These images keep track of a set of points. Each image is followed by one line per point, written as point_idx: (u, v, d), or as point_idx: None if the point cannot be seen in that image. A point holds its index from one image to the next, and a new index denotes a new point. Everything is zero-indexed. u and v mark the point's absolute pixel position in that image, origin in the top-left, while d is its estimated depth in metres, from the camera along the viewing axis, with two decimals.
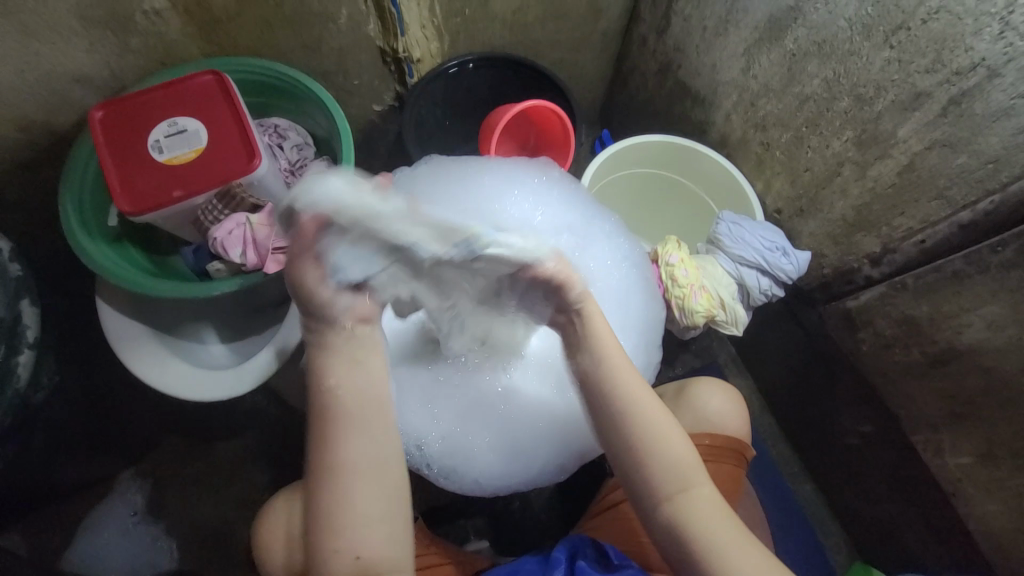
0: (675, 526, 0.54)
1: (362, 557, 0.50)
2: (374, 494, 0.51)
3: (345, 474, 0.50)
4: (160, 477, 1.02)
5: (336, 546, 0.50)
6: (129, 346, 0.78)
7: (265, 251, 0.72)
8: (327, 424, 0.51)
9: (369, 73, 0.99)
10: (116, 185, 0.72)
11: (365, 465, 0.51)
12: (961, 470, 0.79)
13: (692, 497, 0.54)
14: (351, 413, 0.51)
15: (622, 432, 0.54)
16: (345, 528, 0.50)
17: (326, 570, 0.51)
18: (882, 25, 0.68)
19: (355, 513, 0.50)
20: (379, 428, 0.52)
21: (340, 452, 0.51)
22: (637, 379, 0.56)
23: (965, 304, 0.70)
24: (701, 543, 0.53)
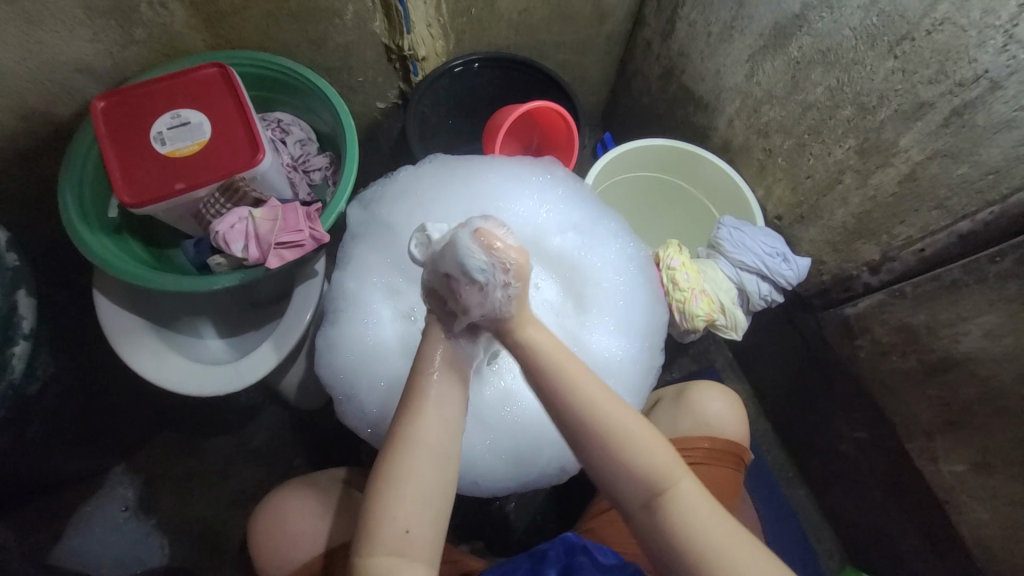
0: (658, 528, 0.52)
1: (410, 533, 0.49)
2: (440, 474, 0.50)
3: (415, 445, 0.50)
4: (153, 472, 1.01)
5: (393, 514, 0.48)
6: (126, 339, 0.77)
7: (266, 246, 0.72)
8: (411, 397, 0.52)
9: (373, 70, 0.98)
10: (117, 176, 0.71)
11: (435, 443, 0.51)
12: (955, 477, 0.80)
13: (673, 500, 0.51)
14: (436, 391, 0.52)
15: (587, 444, 0.51)
16: (404, 496, 0.49)
17: (374, 539, 0.48)
18: (886, 35, 0.69)
19: (419, 484, 0.49)
20: (456, 413, 0.53)
21: (419, 421, 0.51)
22: (598, 380, 0.52)
23: (963, 313, 0.71)
24: (690, 544, 0.51)
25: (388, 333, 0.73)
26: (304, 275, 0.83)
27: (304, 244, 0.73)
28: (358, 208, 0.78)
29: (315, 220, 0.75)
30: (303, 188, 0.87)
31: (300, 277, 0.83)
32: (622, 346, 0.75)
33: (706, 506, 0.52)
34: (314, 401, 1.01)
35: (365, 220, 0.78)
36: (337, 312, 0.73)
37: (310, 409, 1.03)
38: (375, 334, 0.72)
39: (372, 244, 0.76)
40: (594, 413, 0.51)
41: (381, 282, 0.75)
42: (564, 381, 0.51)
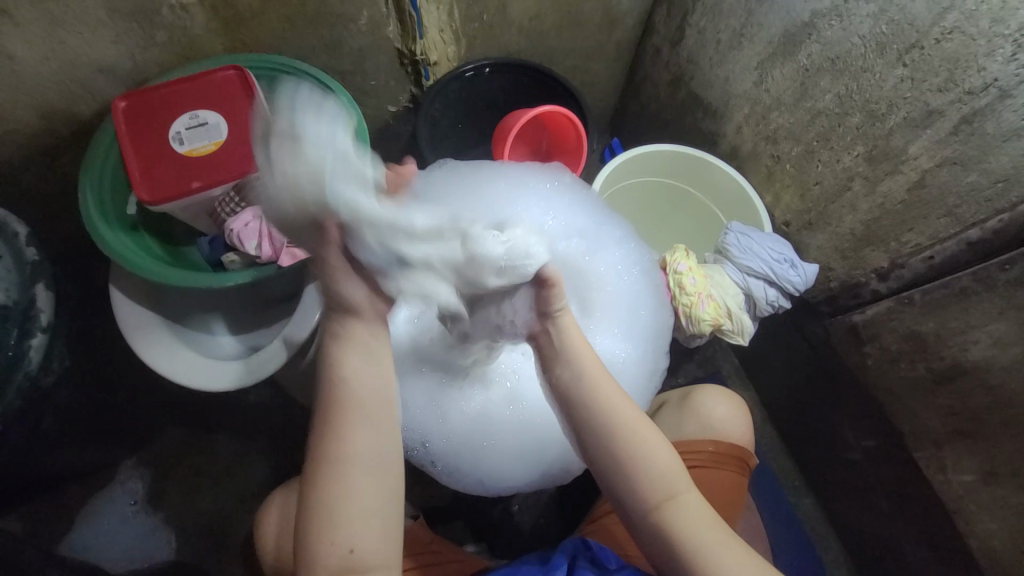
0: (661, 530, 0.53)
1: (355, 551, 0.50)
2: (373, 487, 0.51)
3: (343, 467, 0.50)
4: (162, 466, 1.02)
5: (331, 538, 0.50)
6: (140, 334, 0.79)
7: (279, 244, 0.73)
8: (329, 413, 0.52)
9: (386, 74, 1.00)
10: (136, 174, 0.73)
11: (366, 458, 0.51)
12: (964, 488, 0.79)
13: (672, 502, 0.53)
14: (360, 401, 0.52)
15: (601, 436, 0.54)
16: (341, 518, 0.50)
17: (318, 561, 0.50)
18: (895, 43, 0.69)
19: (352, 505, 0.50)
20: (382, 420, 0.52)
21: (337, 441, 0.51)
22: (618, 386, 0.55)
23: (971, 321, 0.71)
24: (690, 547, 0.53)
25: None
26: (315, 274, 0.84)
27: None
28: None
29: None
30: None
31: (310, 276, 0.84)
32: (626, 349, 0.76)
33: (702, 512, 0.54)
34: (322, 399, 1.02)
35: None
36: None
37: (318, 407, 1.04)
38: None
39: None
40: (611, 409, 0.53)
41: None
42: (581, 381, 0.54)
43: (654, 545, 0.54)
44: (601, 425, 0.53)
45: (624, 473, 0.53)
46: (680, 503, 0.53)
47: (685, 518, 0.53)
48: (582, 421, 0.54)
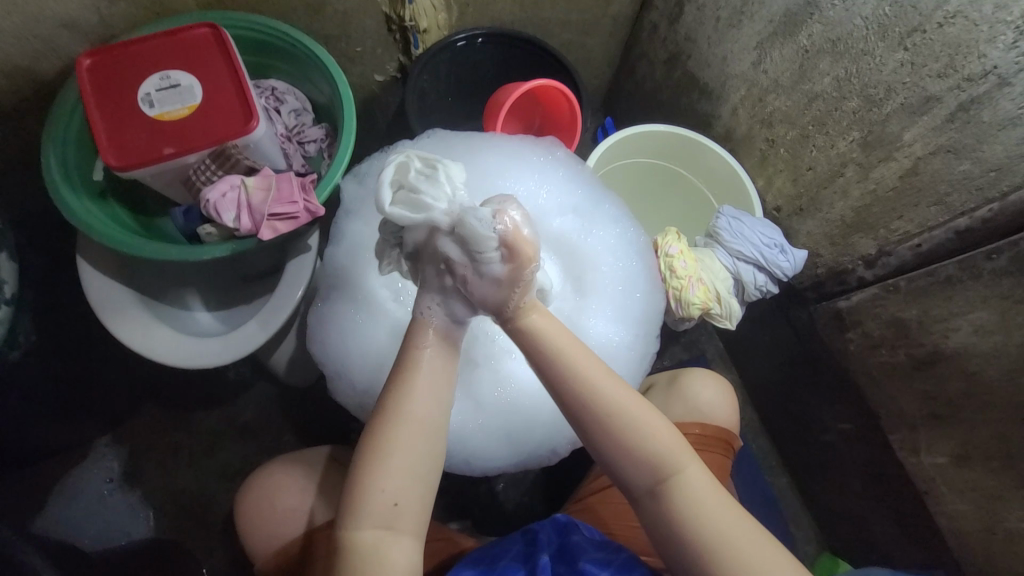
0: (668, 518, 0.53)
1: (398, 504, 0.49)
2: (428, 450, 0.50)
3: (401, 418, 0.50)
4: (138, 445, 1.00)
5: (378, 487, 0.49)
6: (111, 307, 0.75)
7: (259, 217, 0.69)
8: (404, 366, 0.53)
9: (372, 41, 0.95)
10: (103, 138, 0.68)
11: (425, 417, 0.51)
12: (936, 469, 0.82)
13: (678, 484, 0.53)
14: (427, 364, 0.53)
15: (597, 429, 0.53)
16: (390, 470, 0.49)
17: (359, 511, 0.49)
18: (898, 26, 0.68)
19: (407, 458, 0.49)
20: (444, 387, 0.53)
21: (405, 399, 0.51)
22: (606, 373, 0.53)
23: (954, 309, 0.72)
24: (700, 540, 0.52)
25: (380, 314, 0.72)
26: (298, 250, 0.81)
27: (298, 216, 0.70)
28: (353, 182, 0.77)
29: (310, 192, 0.72)
30: (298, 159, 0.85)
31: (293, 251, 0.81)
32: (617, 333, 0.75)
33: (710, 489, 0.53)
34: (304, 377, 1.00)
35: (361, 195, 0.77)
36: (330, 288, 0.74)
37: (300, 385, 1.02)
38: (366, 313, 0.72)
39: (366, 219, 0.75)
40: (604, 398, 0.52)
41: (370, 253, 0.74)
42: (566, 372, 0.53)
43: (663, 532, 0.54)
44: (595, 414, 0.53)
45: (628, 460, 0.53)
46: (685, 479, 0.53)
47: (694, 499, 0.53)
48: (575, 416, 0.54)
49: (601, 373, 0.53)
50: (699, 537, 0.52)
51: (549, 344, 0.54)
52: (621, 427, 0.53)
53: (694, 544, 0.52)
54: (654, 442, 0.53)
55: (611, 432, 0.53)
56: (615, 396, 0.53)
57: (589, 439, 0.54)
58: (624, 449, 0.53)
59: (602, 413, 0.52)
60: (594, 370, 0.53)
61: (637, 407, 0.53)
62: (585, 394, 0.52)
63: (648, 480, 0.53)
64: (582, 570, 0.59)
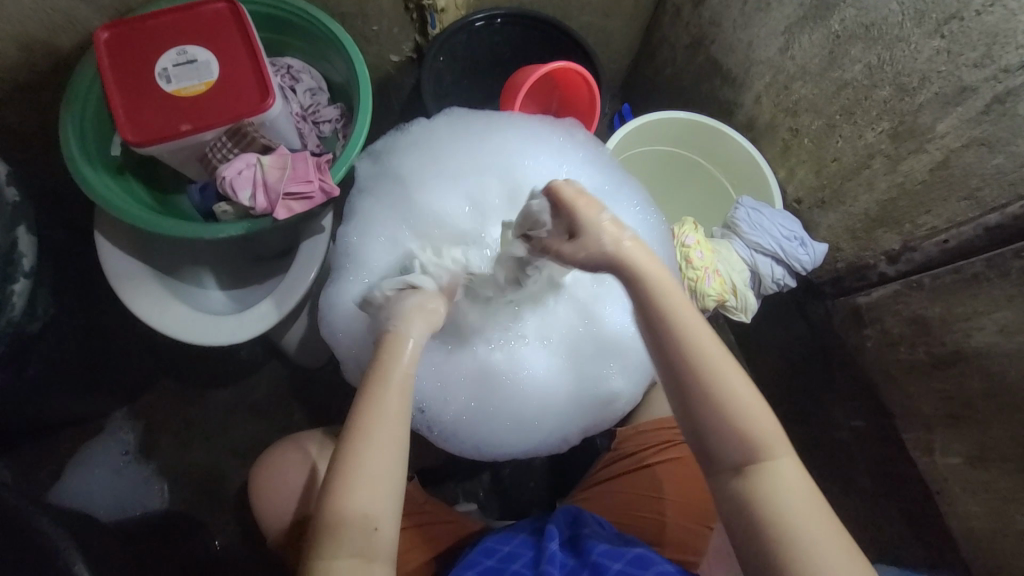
0: (746, 497, 0.51)
1: (378, 527, 0.49)
2: (396, 469, 0.50)
3: (368, 443, 0.50)
4: (154, 418, 1.02)
5: (358, 508, 0.48)
6: (127, 282, 0.76)
7: (275, 196, 0.69)
8: (373, 385, 0.53)
9: (389, 20, 0.94)
10: (120, 113, 0.68)
11: (392, 435, 0.51)
12: (949, 469, 0.81)
13: (770, 464, 0.52)
14: (400, 379, 0.53)
15: (697, 392, 0.53)
16: (365, 494, 0.48)
17: (337, 537, 0.48)
18: (935, 12, 0.65)
19: (384, 475, 0.50)
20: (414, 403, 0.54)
21: (379, 414, 0.51)
22: (714, 342, 0.54)
23: (979, 307, 0.70)
24: (773, 526, 0.49)
25: None
26: (311, 231, 0.81)
27: (313, 196, 0.70)
28: (369, 160, 0.78)
29: (325, 171, 0.72)
30: (312, 139, 0.85)
31: (307, 232, 0.81)
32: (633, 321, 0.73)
33: (797, 478, 0.52)
34: (316, 357, 1.01)
35: (376, 173, 0.77)
36: (342, 267, 0.73)
37: (311, 365, 1.03)
38: None
39: (381, 198, 0.75)
40: (709, 361, 0.53)
41: (383, 229, 0.74)
42: (675, 331, 0.54)
43: (739, 514, 0.51)
44: (699, 376, 0.53)
45: (720, 430, 0.52)
46: (775, 462, 0.51)
47: (780, 483, 0.51)
48: (678, 376, 0.54)
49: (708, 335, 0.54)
50: (780, 521, 0.49)
51: (666, 302, 0.55)
52: (721, 394, 0.52)
53: (771, 527, 0.49)
54: (750, 419, 0.52)
55: (716, 396, 0.52)
56: (719, 364, 0.53)
57: (689, 405, 0.53)
58: (718, 419, 0.52)
59: (707, 374, 0.52)
60: (701, 332, 0.54)
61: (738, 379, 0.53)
62: (694, 351, 0.53)
63: (736, 454, 0.52)
64: (594, 563, 0.60)
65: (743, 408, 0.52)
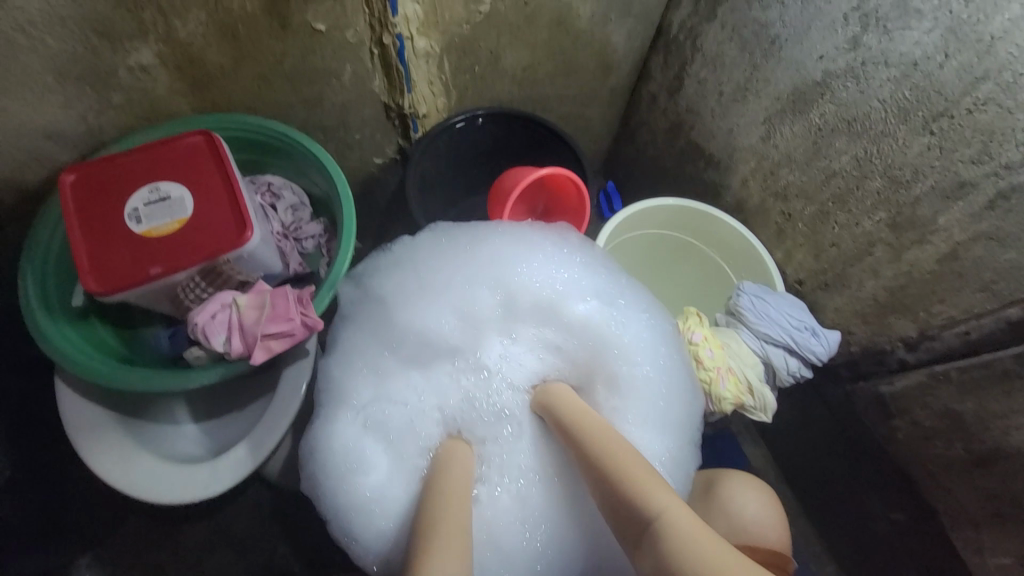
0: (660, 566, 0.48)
1: None
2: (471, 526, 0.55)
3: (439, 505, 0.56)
4: (118, 568, 0.90)
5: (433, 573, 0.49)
6: (87, 438, 0.68)
7: (252, 338, 0.63)
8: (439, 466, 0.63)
9: (371, 127, 0.93)
10: (84, 261, 0.63)
11: (457, 513, 0.56)
12: (1003, 571, 0.75)
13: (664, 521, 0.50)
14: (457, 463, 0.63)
15: (597, 479, 0.57)
16: (448, 544, 0.51)
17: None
18: (920, 110, 0.64)
19: (460, 545, 0.52)
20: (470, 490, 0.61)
21: (446, 495, 0.58)
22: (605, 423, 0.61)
23: (1015, 406, 0.65)
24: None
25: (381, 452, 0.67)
26: (294, 355, 0.73)
27: (294, 333, 0.64)
28: (351, 286, 0.74)
29: (307, 304, 0.66)
30: (295, 257, 0.81)
31: (289, 357, 0.74)
32: (662, 442, 0.70)
33: (704, 531, 0.48)
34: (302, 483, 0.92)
35: (359, 299, 0.73)
36: (324, 410, 0.68)
37: (298, 489, 0.94)
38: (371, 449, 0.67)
39: (366, 329, 0.72)
40: (599, 444, 0.58)
41: (368, 367, 0.70)
42: (578, 427, 0.61)
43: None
44: (593, 463, 0.57)
45: (623, 504, 0.53)
46: (675, 520, 0.49)
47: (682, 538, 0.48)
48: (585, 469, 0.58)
49: (593, 426, 0.61)
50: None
51: (564, 414, 0.64)
52: (611, 472, 0.55)
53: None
54: (648, 481, 0.53)
55: (605, 473, 0.56)
56: (612, 440, 0.58)
57: (597, 490, 0.56)
58: (613, 497, 0.54)
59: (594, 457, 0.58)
60: (592, 420, 0.62)
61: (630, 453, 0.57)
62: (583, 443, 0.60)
63: (638, 525, 0.51)
64: None
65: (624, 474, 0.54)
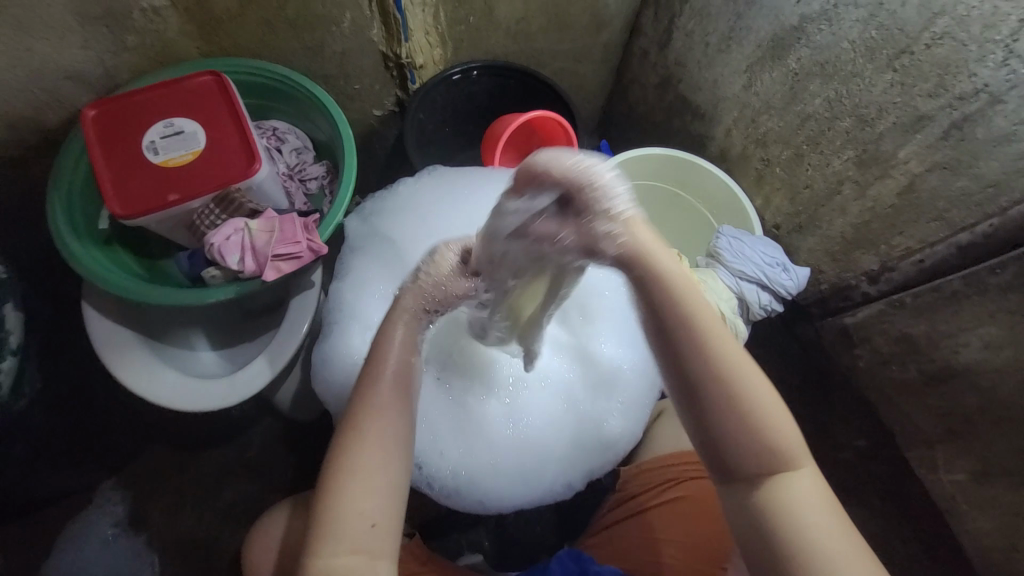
0: (765, 514, 0.51)
1: (376, 525, 0.48)
2: (401, 468, 0.51)
3: (369, 433, 0.50)
4: (142, 487, 0.99)
5: (356, 508, 0.48)
6: (116, 353, 0.76)
7: (263, 258, 0.70)
8: (367, 383, 0.53)
9: (370, 78, 0.97)
10: (108, 187, 0.69)
11: (385, 431, 0.51)
12: (955, 486, 0.81)
13: (786, 477, 0.51)
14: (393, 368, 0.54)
15: (716, 399, 0.50)
16: (367, 481, 0.49)
17: (337, 531, 0.47)
18: (885, 49, 0.68)
19: (381, 475, 0.49)
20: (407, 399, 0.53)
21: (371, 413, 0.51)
22: (730, 340, 0.52)
23: (962, 324, 0.71)
24: (795, 539, 0.49)
25: None
26: (300, 286, 0.81)
27: (301, 255, 0.71)
28: (358, 220, 0.79)
29: (313, 231, 0.72)
30: (300, 198, 0.87)
31: (296, 289, 0.82)
32: (630, 355, 0.74)
33: (823, 501, 0.51)
34: (309, 413, 0.99)
35: (366, 231, 0.78)
36: (330, 323, 0.73)
37: (306, 419, 1.02)
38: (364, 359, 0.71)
39: (371, 255, 0.76)
40: (720, 365, 0.50)
41: (371, 287, 0.74)
42: (700, 332, 0.50)
43: (755, 522, 0.51)
44: (712, 380, 0.50)
45: (746, 435, 0.50)
46: (797, 475, 0.51)
47: (800, 496, 0.51)
48: (697, 388, 0.51)
49: (721, 334, 0.51)
50: (794, 536, 0.49)
51: (680, 300, 0.51)
52: (747, 403, 0.50)
53: (782, 539, 0.49)
54: (777, 426, 0.51)
55: (726, 399, 0.50)
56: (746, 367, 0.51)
57: (708, 414, 0.51)
58: (740, 428, 0.50)
59: (717, 374, 0.50)
60: (720, 333, 0.51)
61: (762, 380, 0.51)
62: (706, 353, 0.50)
63: (759, 468, 0.51)
64: None
65: (764, 419, 0.51)
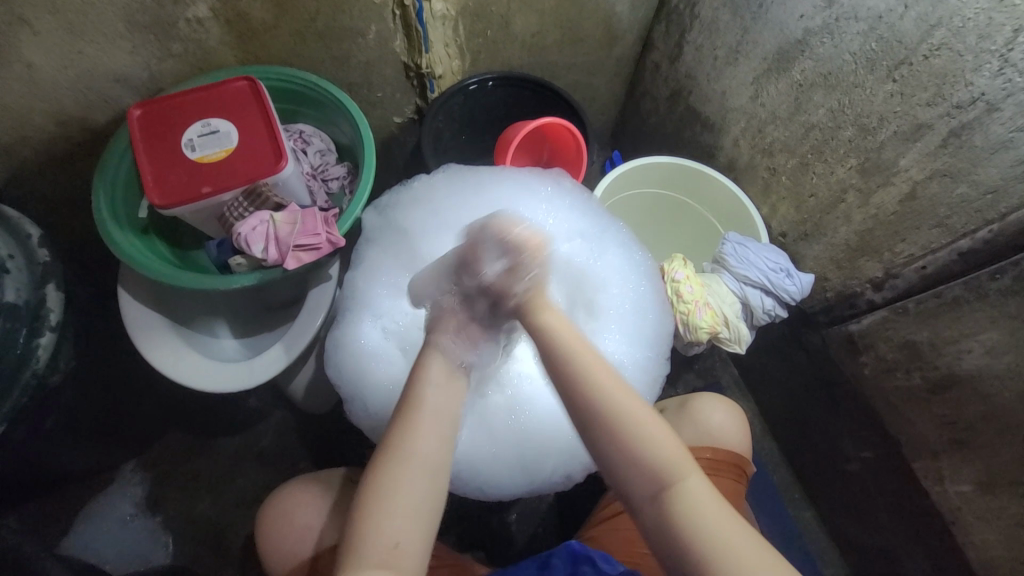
0: (664, 531, 0.50)
1: (399, 546, 0.47)
2: (428, 492, 0.50)
3: (406, 451, 0.51)
4: (161, 469, 1.03)
5: (383, 526, 0.47)
6: (144, 333, 0.80)
7: (286, 248, 0.75)
8: (408, 408, 0.55)
9: (392, 87, 1.03)
10: (148, 179, 0.75)
11: (423, 454, 0.51)
12: (962, 498, 0.80)
13: (679, 491, 0.50)
14: (433, 398, 0.56)
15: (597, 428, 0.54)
16: (398, 496, 0.49)
17: (361, 547, 0.47)
18: (885, 60, 0.70)
19: (413, 497, 0.49)
20: (445, 426, 0.55)
21: (414, 436, 0.52)
22: (606, 371, 0.56)
23: (965, 330, 0.72)
24: (697, 549, 0.48)
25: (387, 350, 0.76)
26: (318, 279, 0.86)
27: (320, 246, 0.76)
28: (374, 213, 0.83)
29: (332, 225, 0.78)
30: (321, 196, 0.92)
31: (314, 281, 0.86)
32: (631, 352, 0.76)
33: (718, 510, 0.50)
34: (321, 404, 1.03)
35: (381, 226, 0.82)
36: (344, 312, 0.77)
37: (318, 411, 1.06)
38: (380, 352, 0.76)
39: (385, 250, 0.81)
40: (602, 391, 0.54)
41: (387, 282, 0.79)
42: (569, 365, 0.57)
43: (661, 540, 0.50)
44: (591, 409, 0.54)
45: (627, 457, 0.52)
46: (687, 487, 0.50)
47: (696, 509, 0.49)
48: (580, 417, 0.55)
49: (591, 362, 0.56)
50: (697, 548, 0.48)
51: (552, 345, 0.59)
52: (621, 427, 0.53)
53: (687, 554, 0.48)
54: (656, 443, 0.52)
55: (602, 421, 0.53)
56: (616, 391, 0.54)
57: (595, 444, 0.54)
58: (623, 449, 0.52)
59: (598, 401, 0.54)
60: (590, 360, 0.57)
61: (635, 403, 0.54)
62: (589, 394, 0.54)
63: (649, 485, 0.51)
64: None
65: (642, 440, 0.52)
